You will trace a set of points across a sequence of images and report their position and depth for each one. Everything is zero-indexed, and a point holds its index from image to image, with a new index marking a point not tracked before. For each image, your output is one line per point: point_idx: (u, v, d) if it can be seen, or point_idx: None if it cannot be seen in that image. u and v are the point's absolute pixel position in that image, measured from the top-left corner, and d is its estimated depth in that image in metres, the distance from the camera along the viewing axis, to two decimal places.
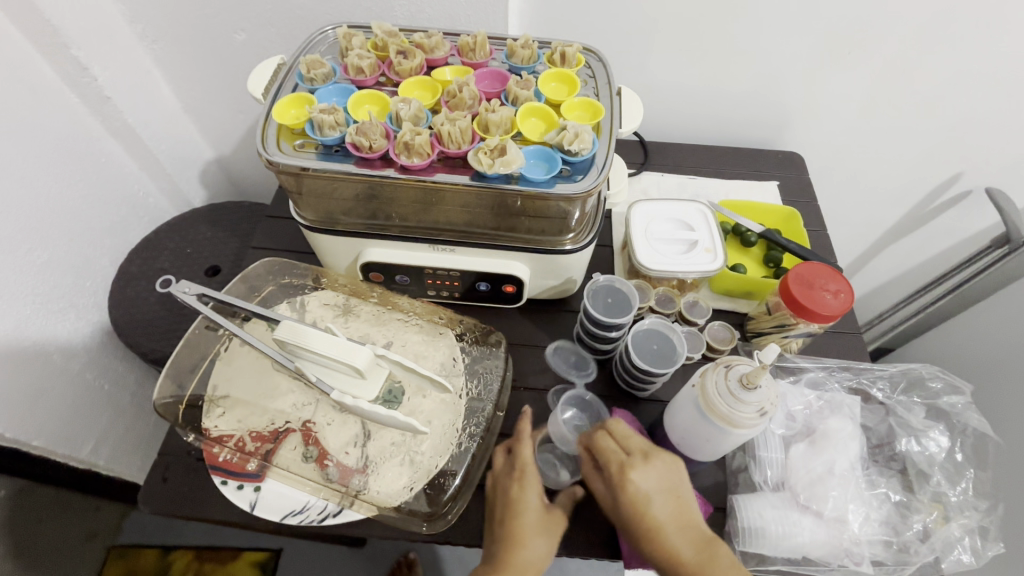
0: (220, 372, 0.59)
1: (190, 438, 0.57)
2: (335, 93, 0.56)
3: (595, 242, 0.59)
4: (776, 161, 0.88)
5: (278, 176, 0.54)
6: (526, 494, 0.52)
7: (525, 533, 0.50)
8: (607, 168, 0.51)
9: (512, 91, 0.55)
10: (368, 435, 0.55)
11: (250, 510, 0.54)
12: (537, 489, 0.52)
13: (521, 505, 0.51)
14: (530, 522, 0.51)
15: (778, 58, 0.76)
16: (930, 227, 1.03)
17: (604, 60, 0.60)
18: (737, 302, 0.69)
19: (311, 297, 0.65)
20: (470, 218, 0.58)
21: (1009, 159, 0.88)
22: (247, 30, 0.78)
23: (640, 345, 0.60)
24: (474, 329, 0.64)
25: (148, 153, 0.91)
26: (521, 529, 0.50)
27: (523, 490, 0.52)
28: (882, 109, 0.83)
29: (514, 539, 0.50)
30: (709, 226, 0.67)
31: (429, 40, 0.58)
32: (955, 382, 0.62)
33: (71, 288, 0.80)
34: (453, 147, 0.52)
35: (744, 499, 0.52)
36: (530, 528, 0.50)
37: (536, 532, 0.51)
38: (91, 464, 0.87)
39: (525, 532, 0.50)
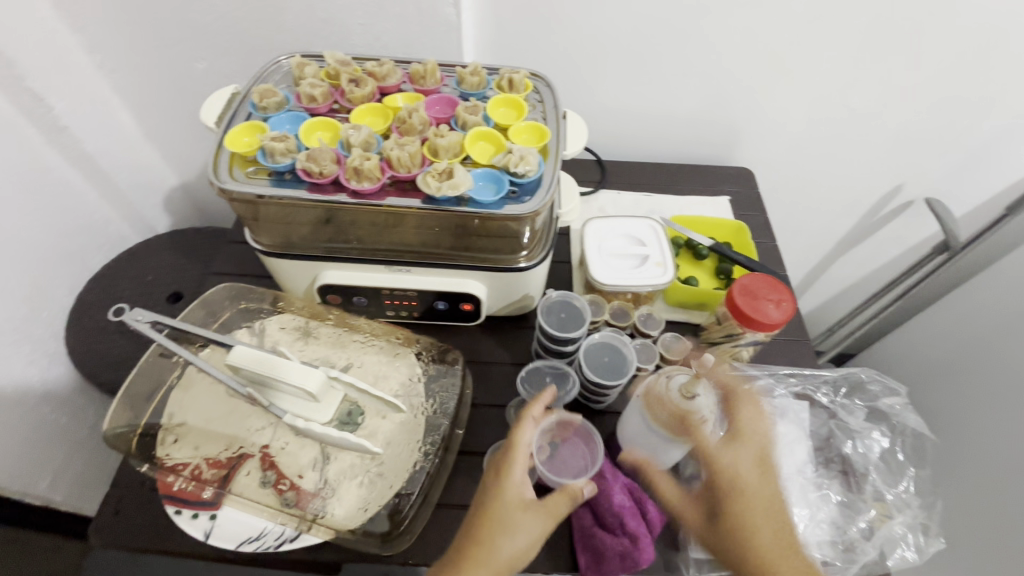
0: (175, 400, 0.58)
1: (144, 468, 0.56)
2: (287, 120, 0.57)
3: (548, 259, 0.61)
4: (728, 177, 0.92)
5: (232, 203, 0.55)
6: (503, 482, 0.50)
7: (491, 530, 0.48)
8: (553, 188, 0.53)
9: (461, 116, 0.57)
10: (327, 457, 0.55)
11: (205, 539, 0.53)
12: (515, 480, 0.50)
13: (494, 496, 0.50)
14: (500, 516, 0.48)
15: (723, 80, 0.80)
16: (878, 236, 1.08)
17: (551, 85, 0.63)
18: (690, 313, 0.71)
19: (269, 321, 0.65)
20: (425, 239, 0.59)
21: (944, 170, 0.93)
22: (206, 59, 0.79)
23: (592, 358, 0.62)
24: (433, 348, 0.64)
25: (108, 181, 0.91)
26: (488, 523, 0.48)
27: (499, 477, 0.50)
28: (823, 127, 0.87)
29: (479, 535, 0.48)
30: (659, 241, 0.70)
31: (381, 68, 0.60)
32: (892, 384, 0.65)
33: (25, 319, 0.79)
34: (403, 171, 0.53)
35: (696, 506, 0.54)
36: (501, 522, 0.48)
37: (507, 529, 0.48)
38: (47, 501, 0.84)
39: (493, 528, 0.48)
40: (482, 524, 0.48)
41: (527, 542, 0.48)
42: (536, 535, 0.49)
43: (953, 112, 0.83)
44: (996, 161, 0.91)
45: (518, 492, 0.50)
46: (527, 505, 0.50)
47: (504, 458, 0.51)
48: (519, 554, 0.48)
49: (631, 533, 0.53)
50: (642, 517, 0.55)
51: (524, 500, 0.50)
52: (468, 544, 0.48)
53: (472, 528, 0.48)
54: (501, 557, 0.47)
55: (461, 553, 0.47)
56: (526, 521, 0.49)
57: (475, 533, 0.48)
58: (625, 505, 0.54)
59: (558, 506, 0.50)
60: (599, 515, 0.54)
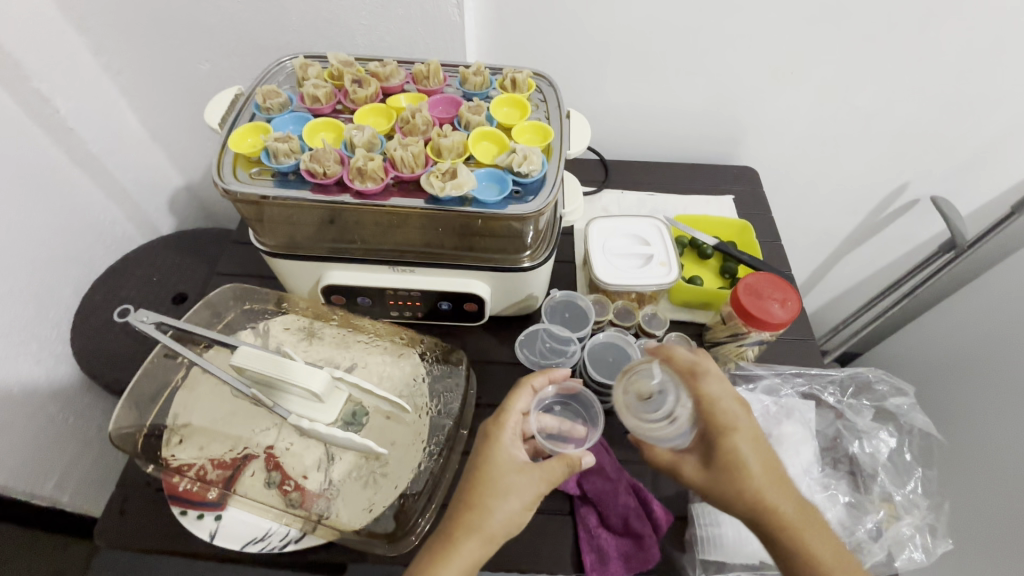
0: (180, 401, 0.58)
1: (149, 469, 0.56)
2: (291, 121, 0.57)
3: (552, 258, 0.61)
4: (732, 175, 0.91)
5: (236, 204, 0.55)
6: (493, 446, 0.49)
7: (482, 493, 0.47)
8: (556, 188, 0.53)
9: (463, 116, 0.57)
10: (331, 458, 0.55)
11: (210, 539, 0.54)
12: (506, 443, 0.50)
13: (485, 459, 0.49)
14: (491, 478, 0.48)
15: (726, 78, 0.80)
16: (884, 234, 1.07)
17: (554, 85, 0.63)
18: (694, 313, 0.71)
19: (273, 321, 0.65)
20: (429, 239, 0.59)
21: (950, 168, 0.92)
22: (211, 60, 0.80)
23: (596, 358, 0.64)
24: (437, 348, 0.64)
25: (114, 181, 0.91)
26: (479, 487, 0.47)
27: (490, 442, 0.50)
28: (829, 124, 0.87)
29: (470, 499, 0.47)
30: (663, 240, 0.70)
31: (384, 68, 0.60)
32: (899, 384, 0.65)
33: (33, 320, 0.79)
34: (406, 171, 0.53)
35: (703, 506, 0.55)
36: (494, 485, 0.47)
37: (498, 491, 0.47)
38: (55, 501, 0.85)
39: (483, 491, 0.47)
40: (473, 488, 0.47)
41: (520, 505, 0.47)
42: (531, 498, 0.48)
43: (960, 109, 0.83)
44: (1004, 158, 0.90)
45: (509, 455, 0.49)
46: (521, 468, 0.49)
47: (495, 421, 0.51)
48: (513, 518, 0.47)
49: (635, 534, 0.53)
50: (647, 518, 0.54)
51: (517, 462, 0.49)
52: (460, 509, 0.47)
53: (463, 493, 0.48)
54: (493, 521, 0.46)
55: (453, 519, 0.46)
56: (519, 483, 0.48)
57: (467, 498, 0.47)
58: (630, 506, 0.54)
59: (555, 473, 0.49)
60: (603, 515, 0.55)
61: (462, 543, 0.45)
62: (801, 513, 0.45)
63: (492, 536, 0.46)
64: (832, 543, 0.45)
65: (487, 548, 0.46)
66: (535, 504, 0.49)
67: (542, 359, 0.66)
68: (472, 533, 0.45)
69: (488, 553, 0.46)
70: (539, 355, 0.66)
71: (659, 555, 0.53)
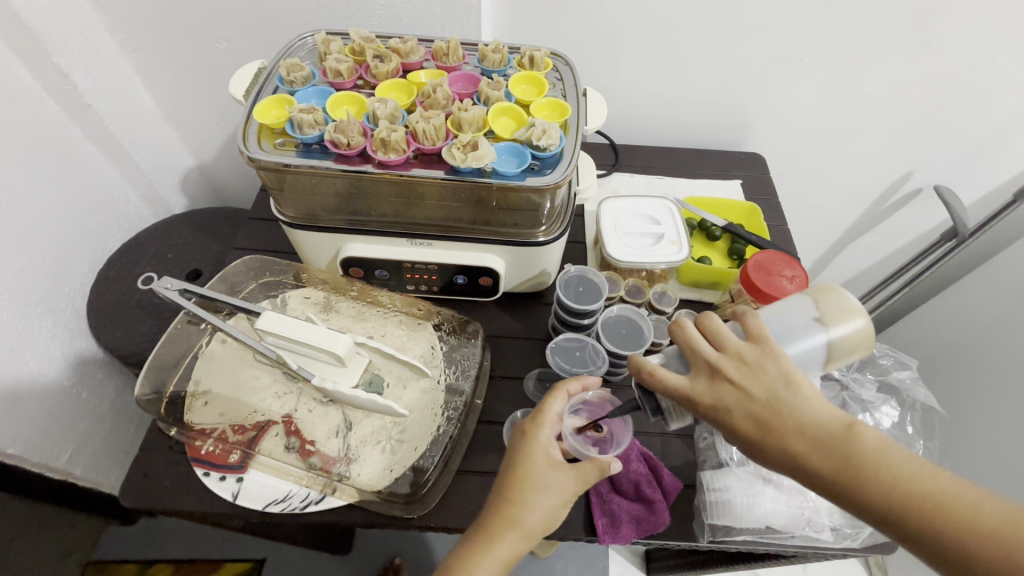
0: (201, 368, 0.59)
1: (172, 432, 0.58)
2: (314, 95, 0.58)
3: (566, 234, 0.62)
4: (739, 161, 0.93)
5: (259, 173, 0.56)
6: (530, 446, 0.50)
7: (522, 489, 0.48)
8: (574, 162, 0.54)
9: (484, 92, 0.59)
10: (350, 425, 0.56)
11: (232, 500, 0.55)
12: (543, 442, 0.51)
13: (523, 458, 0.50)
14: (529, 475, 0.49)
15: (737, 64, 0.81)
16: (888, 223, 1.09)
17: (570, 64, 0.64)
18: (703, 293, 0.73)
19: (292, 293, 0.67)
20: (446, 213, 0.60)
21: (953, 158, 0.94)
22: (228, 39, 0.81)
23: (609, 330, 0.65)
24: (452, 320, 0.66)
25: (128, 160, 0.92)
26: (518, 483, 0.48)
27: (528, 443, 0.51)
28: (835, 112, 0.88)
29: (510, 494, 0.48)
30: (674, 220, 0.71)
31: (404, 44, 0.61)
32: (903, 359, 0.68)
33: (49, 294, 0.80)
34: (427, 143, 0.54)
35: (711, 474, 0.56)
36: (533, 481, 0.49)
37: (536, 487, 0.49)
38: (68, 474, 0.85)
39: (523, 487, 0.48)
40: (512, 484, 0.49)
41: (558, 501, 0.49)
42: (567, 495, 0.49)
43: (966, 99, 0.84)
44: (1006, 149, 0.91)
45: (547, 453, 0.50)
46: (558, 466, 0.50)
47: (533, 422, 0.52)
48: (550, 514, 0.49)
49: (646, 499, 0.56)
50: (657, 485, 0.57)
51: (554, 460, 0.50)
52: (500, 503, 0.48)
53: (502, 487, 0.49)
54: (532, 516, 0.48)
55: (493, 513, 0.48)
56: (556, 481, 0.49)
57: (507, 492, 0.49)
58: (641, 473, 0.57)
59: (590, 474, 0.50)
60: (615, 481, 0.57)
61: (501, 534, 0.47)
62: (853, 464, 0.37)
63: (530, 529, 0.48)
64: (914, 483, 0.36)
65: (525, 540, 0.48)
66: (570, 500, 0.50)
67: (573, 367, 0.63)
68: (512, 527, 0.47)
69: (526, 544, 0.48)
70: (569, 362, 0.63)
71: (669, 520, 0.55)
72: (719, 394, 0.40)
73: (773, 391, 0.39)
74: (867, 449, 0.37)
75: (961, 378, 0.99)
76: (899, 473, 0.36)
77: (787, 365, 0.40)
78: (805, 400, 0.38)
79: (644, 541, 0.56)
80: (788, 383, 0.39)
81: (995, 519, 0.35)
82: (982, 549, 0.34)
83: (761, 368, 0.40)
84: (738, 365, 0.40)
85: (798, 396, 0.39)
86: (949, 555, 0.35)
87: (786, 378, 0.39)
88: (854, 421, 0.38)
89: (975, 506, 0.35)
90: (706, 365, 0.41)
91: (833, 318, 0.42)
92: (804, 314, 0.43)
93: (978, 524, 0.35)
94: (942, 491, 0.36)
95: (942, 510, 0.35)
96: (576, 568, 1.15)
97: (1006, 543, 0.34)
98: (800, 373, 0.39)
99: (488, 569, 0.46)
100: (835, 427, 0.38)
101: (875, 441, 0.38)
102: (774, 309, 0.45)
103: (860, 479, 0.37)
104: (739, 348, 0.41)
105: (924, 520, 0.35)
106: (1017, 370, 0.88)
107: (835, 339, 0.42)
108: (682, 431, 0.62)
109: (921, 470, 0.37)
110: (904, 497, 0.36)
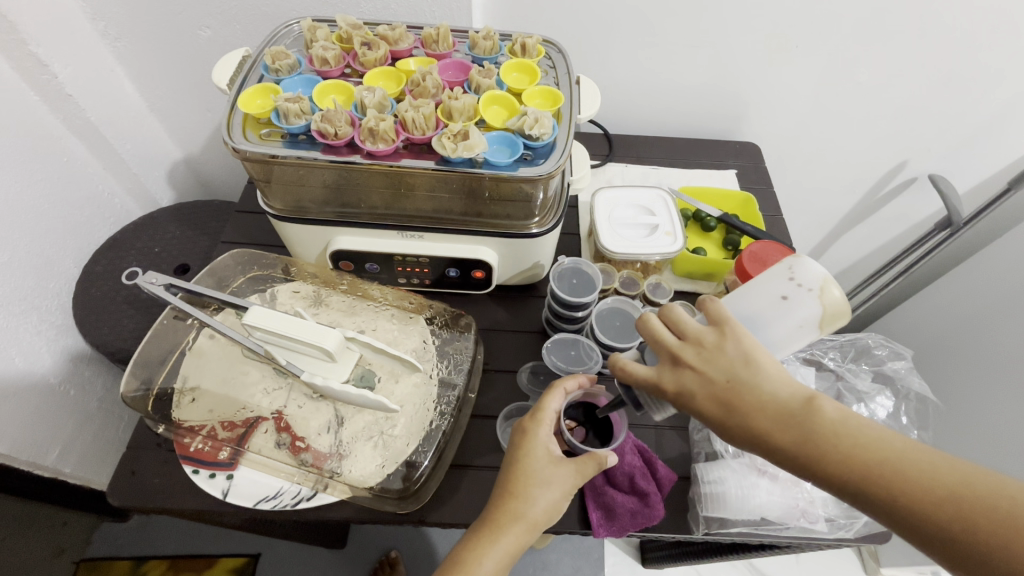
0: (189, 364, 0.58)
1: (160, 429, 0.57)
2: (300, 84, 0.57)
3: (559, 225, 0.61)
4: (734, 151, 0.92)
5: (245, 164, 0.54)
6: (529, 442, 0.50)
7: (523, 483, 0.48)
8: (567, 151, 0.53)
9: (474, 80, 0.57)
10: (341, 421, 0.56)
11: (222, 497, 0.54)
12: (542, 439, 0.50)
13: (523, 454, 0.50)
14: (530, 471, 0.49)
15: (732, 53, 0.80)
16: (882, 213, 1.09)
17: (563, 51, 0.63)
18: (697, 284, 0.73)
19: (280, 287, 0.65)
20: (438, 205, 0.59)
21: (949, 146, 0.94)
22: (212, 27, 0.79)
23: (604, 323, 0.65)
24: (444, 314, 0.65)
25: (113, 153, 0.90)
26: (519, 478, 0.49)
27: (526, 438, 0.51)
28: (831, 101, 0.88)
29: (513, 489, 0.48)
30: (669, 211, 0.71)
31: (393, 32, 0.60)
32: (898, 349, 0.67)
33: (33, 290, 0.78)
34: (417, 133, 0.53)
35: (706, 466, 0.56)
36: (534, 476, 0.49)
37: (538, 482, 0.49)
38: (57, 473, 0.83)
39: (525, 481, 0.49)
40: (514, 479, 0.49)
41: (559, 496, 0.49)
42: (568, 489, 0.49)
43: (962, 86, 0.83)
44: (1001, 138, 0.91)
45: (546, 448, 0.50)
46: (557, 461, 0.50)
47: (532, 418, 0.52)
48: (552, 507, 0.49)
49: (640, 492, 0.55)
50: (652, 478, 0.56)
51: (554, 456, 0.50)
52: (503, 498, 0.48)
53: (505, 483, 0.49)
54: (534, 510, 0.48)
55: (496, 508, 0.48)
56: (556, 476, 0.49)
57: (509, 487, 0.49)
58: (636, 466, 0.56)
59: (590, 469, 0.50)
60: (610, 474, 0.56)
61: (505, 527, 0.47)
62: (814, 438, 0.36)
63: (533, 522, 0.48)
64: (874, 451, 0.36)
65: (529, 533, 0.48)
66: (570, 494, 0.50)
67: (569, 366, 0.63)
68: (516, 521, 0.47)
69: (529, 536, 0.48)
70: (565, 362, 0.63)
71: (663, 513, 0.55)
72: (681, 379, 0.40)
73: (733, 372, 0.39)
74: (826, 421, 0.37)
75: (955, 367, 0.99)
76: (860, 442, 0.36)
77: (747, 344, 0.39)
78: (764, 377, 0.38)
79: (638, 533, 0.56)
80: (747, 362, 0.39)
81: (955, 482, 0.34)
82: (942, 512, 0.34)
83: (720, 350, 0.39)
84: (698, 350, 0.40)
85: (758, 375, 0.38)
86: (911, 521, 0.35)
87: (746, 358, 0.39)
88: (813, 394, 0.38)
89: (934, 470, 0.35)
90: (668, 353, 0.41)
91: (803, 290, 0.42)
92: (774, 291, 0.43)
93: (938, 487, 0.34)
94: (902, 457, 0.35)
95: (903, 478, 0.35)
96: (571, 559, 1.16)
97: (965, 504, 0.33)
98: (759, 351, 0.39)
99: (494, 562, 0.46)
100: (795, 402, 0.37)
101: (834, 412, 0.37)
102: (747, 288, 0.46)
103: (822, 453, 0.36)
104: (698, 332, 0.40)
105: (887, 488, 0.35)
106: (1011, 359, 0.88)
107: (805, 311, 0.42)
108: (676, 424, 0.62)
109: (881, 438, 0.36)
110: (865, 468, 0.36)
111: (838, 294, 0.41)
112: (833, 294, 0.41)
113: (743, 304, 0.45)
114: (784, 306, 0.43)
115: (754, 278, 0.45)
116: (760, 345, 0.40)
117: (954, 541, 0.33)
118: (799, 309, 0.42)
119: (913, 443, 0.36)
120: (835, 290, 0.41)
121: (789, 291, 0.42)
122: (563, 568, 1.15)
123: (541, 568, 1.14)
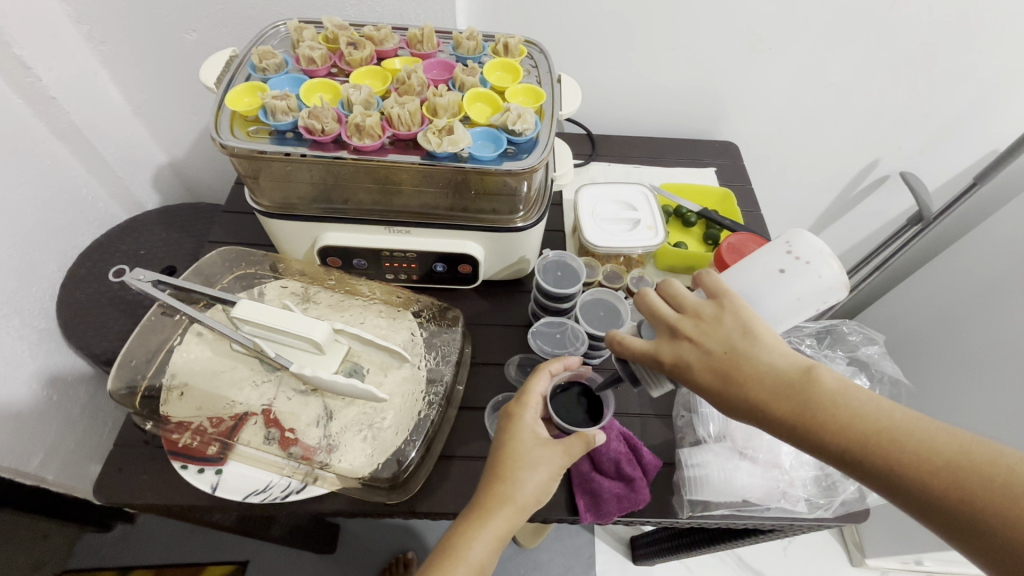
0: (176, 360, 0.58)
1: (147, 426, 0.57)
2: (287, 82, 0.58)
3: (544, 220, 0.63)
4: (713, 150, 0.94)
5: (233, 161, 0.55)
6: (516, 425, 0.52)
7: (510, 466, 0.49)
8: (550, 146, 0.54)
9: (458, 78, 0.59)
10: (330, 414, 0.56)
11: (211, 492, 0.54)
12: (528, 422, 0.52)
13: (511, 437, 0.51)
14: (517, 454, 0.50)
15: (709, 55, 0.83)
16: (857, 210, 1.13)
17: (545, 51, 0.65)
18: (679, 277, 0.75)
19: (269, 284, 0.66)
20: (425, 200, 0.61)
21: (920, 143, 0.97)
22: (198, 30, 0.80)
23: (588, 312, 0.66)
24: (432, 307, 0.66)
25: (97, 155, 0.89)
26: (507, 461, 0.49)
27: (515, 423, 0.52)
28: (805, 102, 0.91)
29: (500, 472, 0.49)
30: (650, 206, 0.73)
31: (378, 32, 0.61)
32: (871, 334, 0.70)
33: (16, 293, 0.76)
34: (403, 129, 0.54)
35: (689, 451, 0.58)
36: (522, 458, 0.50)
37: (527, 464, 0.49)
38: (41, 480, 0.78)
39: (512, 464, 0.49)
40: (502, 462, 0.50)
41: (547, 477, 0.50)
42: (556, 470, 0.50)
43: (929, 86, 0.87)
44: (967, 136, 0.95)
45: (532, 431, 0.52)
46: (545, 443, 0.51)
47: (517, 403, 0.53)
48: (541, 489, 0.49)
49: (626, 477, 0.56)
50: (637, 464, 0.57)
51: (541, 438, 0.51)
52: (491, 483, 0.49)
53: (493, 468, 0.50)
54: (523, 492, 0.48)
55: (484, 492, 0.49)
56: (544, 457, 0.50)
57: (498, 470, 0.49)
58: (621, 451, 0.57)
59: (579, 448, 0.51)
60: (596, 461, 0.57)
61: (494, 511, 0.48)
62: (812, 407, 0.38)
63: (523, 505, 0.48)
64: (873, 421, 0.37)
65: (519, 517, 0.48)
66: (558, 476, 0.51)
67: (555, 349, 0.65)
68: (504, 503, 0.48)
69: (520, 520, 0.49)
70: (551, 346, 0.65)
71: (648, 498, 0.56)
72: (678, 351, 0.42)
73: (730, 343, 0.40)
74: (825, 391, 0.38)
75: (931, 357, 1.02)
76: (857, 412, 0.38)
77: (743, 317, 0.41)
78: (761, 348, 0.40)
79: (624, 518, 0.57)
80: (743, 333, 0.40)
81: (950, 452, 0.36)
82: (939, 480, 0.36)
83: (718, 323, 0.41)
84: (696, 323, 0.42)
85: (754, 345, 0.40)
86: (906, 489, 0.36)
87: (743, 329, 0.41)
88: (813, 364, 0.39)
89: (931, 440, 0.37)
90: (666, 326, 0.43)
91: (798, 263, 0.45)
92: (771, 266, 0.46)
93: (937, 457, 0.36)
94: (899, 429, 0.37)
95: (900, 449, 0.37)
96: (561, 559, 1.17)
97: (961, 473, 0.35)
98: (757, 323, 0.41)
99: (484, 546, 0.47)
100: (795, 373, 0.39)
101: (833, 383, 0.39)
102: (745, 263, 0.48)
103: (820, 422, 0.38)
104: (696, 305, 0.43)
105: (885, 456, 0.37)
106: (987, 347, 0.91)
107: (804, 284, 0.45)
108: (660, 412, 0.64)
109: (879, 409, 0.38)
110: (862, 437, 0.37)
111: (833, 265, 0.45)
112: (831, 267, 0.45)
113: (741, 280, 0.47)
114: (782, 279, 0.46)
115: (750, 255, 0.48)
116: (758, 318, 0.42)
117: (952, 509, 0.35)
118: (796, 281, 0.45)
119: (912, 415, 0.38)
120: (831, 263, 0.45)
121: (786, 265, 0.46)
122: (553, 568, 1.15)
123: (532, 567, 1.15)
